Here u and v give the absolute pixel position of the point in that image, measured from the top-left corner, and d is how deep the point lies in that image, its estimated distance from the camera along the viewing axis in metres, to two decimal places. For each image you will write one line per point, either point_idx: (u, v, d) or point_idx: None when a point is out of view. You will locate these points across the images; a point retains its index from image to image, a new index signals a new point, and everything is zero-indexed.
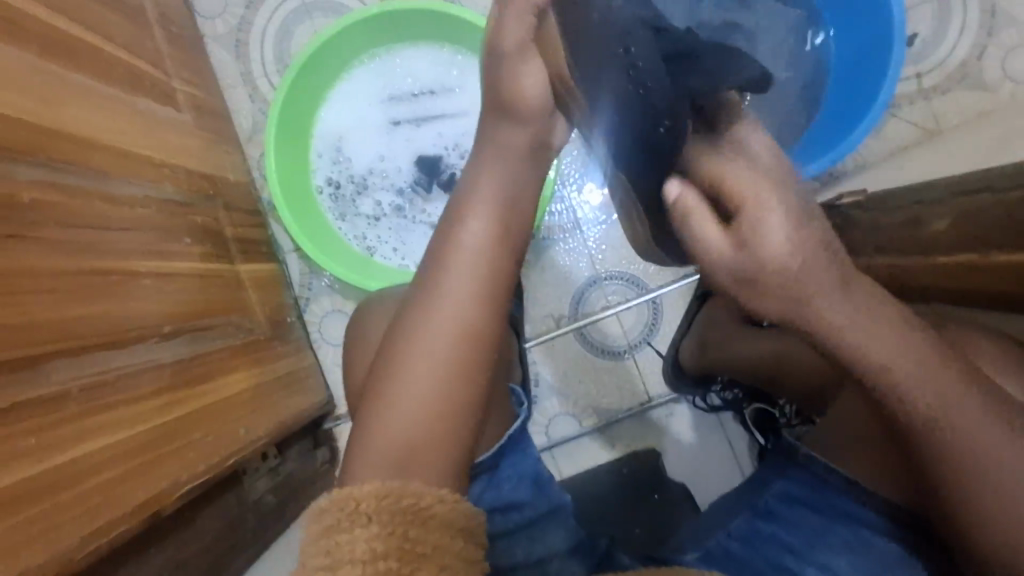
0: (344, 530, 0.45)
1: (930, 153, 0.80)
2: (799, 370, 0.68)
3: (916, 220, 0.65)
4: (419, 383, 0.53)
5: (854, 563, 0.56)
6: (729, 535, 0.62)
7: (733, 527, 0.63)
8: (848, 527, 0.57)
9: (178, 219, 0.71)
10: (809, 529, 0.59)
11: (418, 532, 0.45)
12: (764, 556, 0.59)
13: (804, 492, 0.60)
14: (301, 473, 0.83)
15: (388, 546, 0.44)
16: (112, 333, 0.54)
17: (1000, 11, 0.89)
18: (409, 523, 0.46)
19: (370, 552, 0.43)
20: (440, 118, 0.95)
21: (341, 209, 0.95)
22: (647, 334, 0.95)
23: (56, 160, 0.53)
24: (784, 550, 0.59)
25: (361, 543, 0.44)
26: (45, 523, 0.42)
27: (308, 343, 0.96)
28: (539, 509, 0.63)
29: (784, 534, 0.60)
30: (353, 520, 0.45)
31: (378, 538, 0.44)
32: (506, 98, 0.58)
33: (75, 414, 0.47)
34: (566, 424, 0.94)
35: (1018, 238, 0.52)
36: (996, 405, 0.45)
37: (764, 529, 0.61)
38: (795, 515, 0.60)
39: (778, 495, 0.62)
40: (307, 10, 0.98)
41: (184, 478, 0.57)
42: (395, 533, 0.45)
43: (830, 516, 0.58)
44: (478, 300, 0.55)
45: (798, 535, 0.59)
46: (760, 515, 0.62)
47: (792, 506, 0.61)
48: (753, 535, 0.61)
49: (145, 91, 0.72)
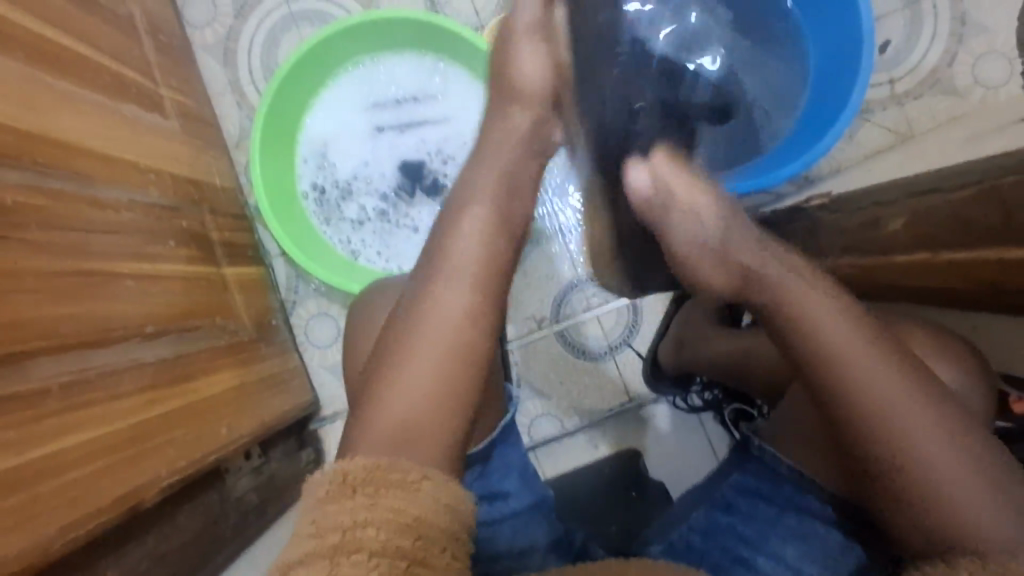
0: (333, 500, 0.46)
1: (900, 156, 0.83)
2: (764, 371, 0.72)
3: (875, 221, 0.67)
4: (403, 384, 0.53)
5: (801, 551, 0.59)
6: (689, 529, 0.65)
7: (693, 521, 0.66)
8: (802, 521, 0.60)
9: (164, 222, 0.72)
10: (766, 521, 0.62)
11: (402, 504, 0.46)
12: (721, 546, 0.62)
13: (758, 484, 0.64)
14: (285, 472, 0.85)
15: (371, 515, 0.44)
16: (94, 332, 0.55)
17: (969, 18, 0.90)
18: (398, 495, 0.46)
19: (353, 520, 0.44)
20: (423, 124, 0.97)
21: (326, 214, 0.96)
22: (627, 335, 0.96)
23: (42, 165, 0.55)
24: (738, 540, 0.62)
25: (346, 512, 0.44)
26: (28, 511, 0.44)
27: (293, 345, 0.98)
28: (525, 502, 0.64)
29: (739, 525, 0.63)
30: (342, 490, 0.46)
31: (361, 510, 0.45)
32: None
33: (54, 410, 0.48)
34: (548, 425, 0.95)
35: (965, 235, 0.55)
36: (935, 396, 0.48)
37: (721, 520, 0.64)
38: (751, 507, 0.63)
39: (733, 487, 0.66)
40: (294, 18, 1.00)
41: (164, 474, 0.59)
42: (382, 505, 0.45)
43: (778, 503, 0.62)
44: (470, 298, 0.55)
45: (752, 526, 0.62)
46: (716, 506, 0.65)
47: (748, 496, 0.64)
48: (711, 526, 0.64)
49: (130, 98, 0.74)
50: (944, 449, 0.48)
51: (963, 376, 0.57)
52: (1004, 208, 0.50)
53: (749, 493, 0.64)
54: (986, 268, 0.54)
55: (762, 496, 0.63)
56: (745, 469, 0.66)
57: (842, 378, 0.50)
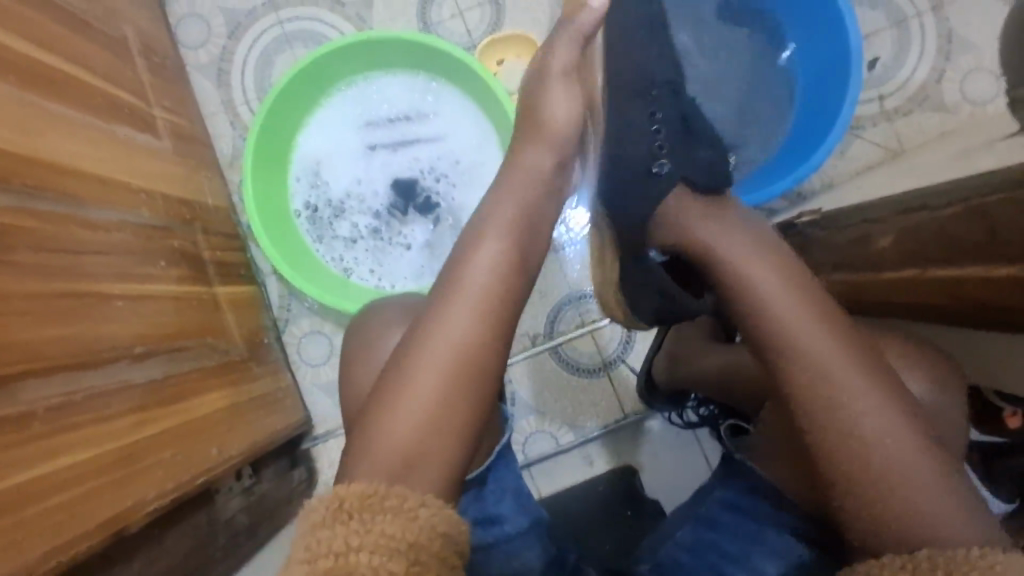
0: (326, 526, 0.45)
1: (890, 172, 0.83)
2: (750, 379, 0.72)
3: (864, 237, 0.67)
4: (407, 397, 0.55)
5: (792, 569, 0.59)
6: (677, 546, 0.63)
7: (679, 536, 0.64)
8: (781, 534, 0.60)
9: (156, 242, 0.72)
10: (748, 535, 0.61)
11: (395, 530, 0.46)
12: (707, 563, 0.60)
13: (745, 501, 0.63)
14: (276, 494, 0.83)
15: (365, 539, 0.44)
16: (83, 353, 0.55)
17: (956, 36, 0.92)
18: (391, 521, 0.46)
19: (346, 544, 0.44)
20: (416, 142, 0.98)
21: (319, 232, 0.96)
22: (622, 351, 0.96)
23: (31, 186, 0.55)
24: (721, 556, 0.61)
25: (339, 536, 0.44)
26: (7, 538, 0.43)
27: (286, 363, 0.97)
28: (520, 525, 0.64)
29: (724, 542, 0.61)
30: (338, 515, 0.46)
31: (354, 534, 0.45)
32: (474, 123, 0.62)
33: (41, 433, 0.48)
34: (543, 442, 0.95)
35: (948, 253, 0.56)
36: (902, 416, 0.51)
37: (706, 536, 0.62)
38: (735, 522, 0.62)
39: (721, 502, 0.64)
40: (287, 39, 1.01)
41: (152, 496, 0.58)
42: (375, 531, 0.45)
43: (760, 519, 0.61)
44: (471, 320, 0.58)
45: (735, 541, 0.61)
46: (702, 523, 0.64)
47: (733, 513, 0.63)
48: (698, 543, 0.62)
49: (124, 119, 0.74)
50: (917, 460, 0.50)
51: (935, 392, 0.59)
52: (990, 226, 0.51)
53: (732, 507, 0.63)
54: (975, 285, 0.54)
55: (747, 511, 0.62)
56: (729, 484, 0.64)
57: (818, 383, 0.53)
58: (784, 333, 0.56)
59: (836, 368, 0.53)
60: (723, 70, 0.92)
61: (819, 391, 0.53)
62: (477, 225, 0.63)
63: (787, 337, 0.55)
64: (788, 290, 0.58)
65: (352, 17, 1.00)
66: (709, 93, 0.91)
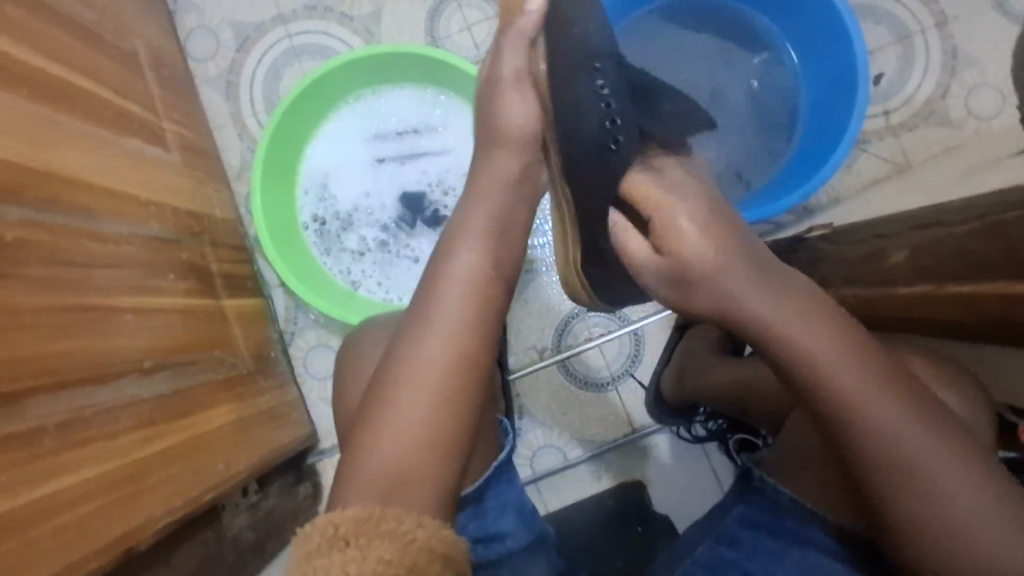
0: (323, 554, 0.44)
1: (897, 186, 0.84)
2: (764, 395, 0.71)
3: (877, 252, 0.68)
4: (419, 412, 0.55)
5: None
6: (694, 564, 0.63)
7: (697, 555, 0.64)
8: (808, 554, 0.59)
9: (164, 255, 0.72)
10: (771, 553, 0.60)
11: (392, 556, 0.45)
12: None
13: (762, 517, 0.62)
14: (282, 509, 0.83)
15: (361, 567, 0.43)
16: (89, 368, 0.54)
17: (961, 51, 0.92)
18: (388, 547, 0.46)
19: (342, 572, 0.43)
20: (424, 155, 0.98)
21: (326, 245, 0.96)
22: (629, 364, 0.96)
23: (42, 200, 0.54)
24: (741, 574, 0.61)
25: (335, 566, 0.43)
26: (18, 558, 0.42)
27: (292, 377, 0.97)
28: (522, 541, 0.63)
29: (746, 560, 0.61)
30: (333, 542, 0.46)
31: (351, 562, 0.44)
32: (496, 131, 0.65)
33: (50, 450, 0.47)
34: (550, 456, 0.94)
35: (964, 267, 0.56)
36: (921, 433, 0.50)
37: (726, 554, 0.62)
38: (756, 540, 0.62)
39: (738, 520, 0.63)
40: (295, 53, 1.01)
41: (159, 513, 0.57)
42: (372, 557, 0.44)
43: (783, 538, 0.60)
44: (479, 335, 0.59)
45: (758, 560, 0.61)
46: (721, 541, 0.63)
47: (751, 530, 0.62)
48: (716, 561, 0.62)
49: (135, 131, 0.75)
50: (936, 474, 0.49)
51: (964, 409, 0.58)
52: (1005, 240, 0.51)
53: (749, 525, 0.62)
54: (990, 301, 0.54)
55: (768, 529, 0.61)
56: (749, 501, 0.63)
57: (828, 396, 0.53)
58: (793, 348, 0.55)
59: (850, 384, 0.52)
60: (726, 85, 0.94)
61: (834, 402, 0.52)
62: (474, 238, 0.62)
63: (801, 351, 0.54)
64: (800, 303, 0.57)
65: (360, 30, 1.01)
66: (711, 111, 0.93)
